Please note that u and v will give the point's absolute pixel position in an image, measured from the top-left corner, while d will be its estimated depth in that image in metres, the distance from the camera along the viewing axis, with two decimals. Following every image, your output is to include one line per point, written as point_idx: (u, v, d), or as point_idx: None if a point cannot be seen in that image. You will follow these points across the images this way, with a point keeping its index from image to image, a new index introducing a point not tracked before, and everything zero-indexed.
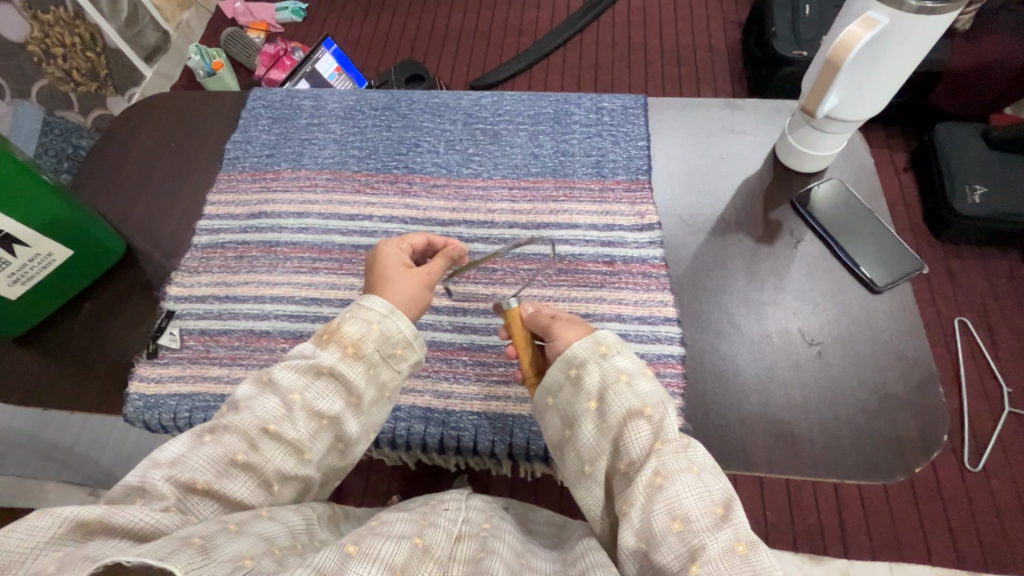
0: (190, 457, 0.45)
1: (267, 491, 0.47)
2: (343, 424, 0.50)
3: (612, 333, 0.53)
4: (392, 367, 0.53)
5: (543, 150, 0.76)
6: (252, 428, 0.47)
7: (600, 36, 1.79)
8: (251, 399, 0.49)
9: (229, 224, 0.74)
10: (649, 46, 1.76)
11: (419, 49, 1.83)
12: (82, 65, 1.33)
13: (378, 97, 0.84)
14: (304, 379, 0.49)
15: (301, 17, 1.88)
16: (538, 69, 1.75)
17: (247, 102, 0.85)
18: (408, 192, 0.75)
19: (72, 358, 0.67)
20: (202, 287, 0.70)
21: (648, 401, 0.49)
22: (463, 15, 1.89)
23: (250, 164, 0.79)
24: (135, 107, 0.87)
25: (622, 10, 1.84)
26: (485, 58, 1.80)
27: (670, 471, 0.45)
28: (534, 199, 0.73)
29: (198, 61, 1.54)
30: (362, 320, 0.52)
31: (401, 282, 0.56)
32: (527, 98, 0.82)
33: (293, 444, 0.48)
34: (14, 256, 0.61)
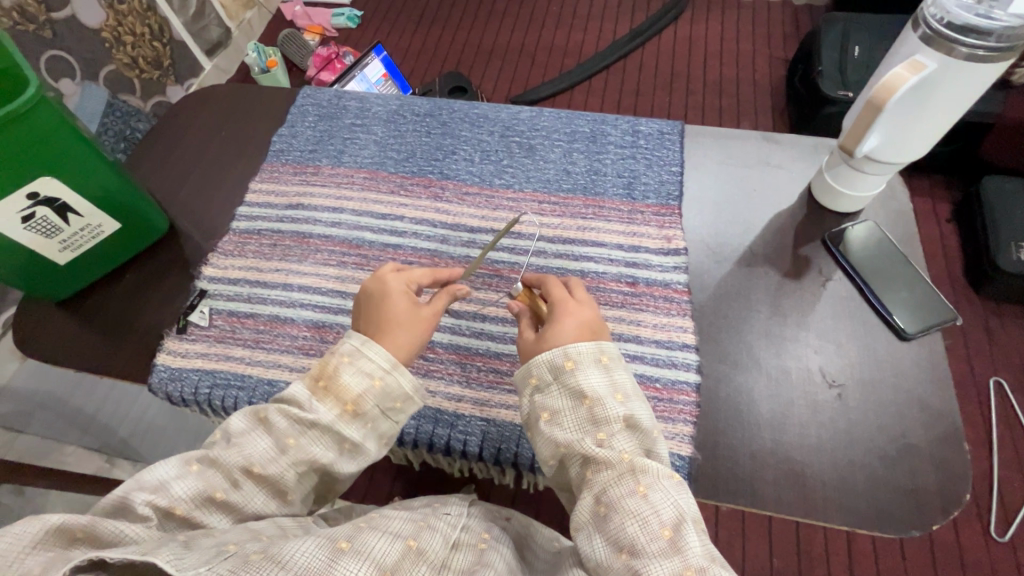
0: (174, 484, 0.46)
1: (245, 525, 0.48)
2: (333, 470, 0.51)
3: (546, 361, 0.54)
4: (391, 419, 0.53)
5: (576, 168, 0.77)
6: (236, 469, 0.48)
7: (643, 63, 1.82)
8: (244, 438, 0.49)
9: (267, 212, 0.77)
10: (691, 75, 1.78)
11: (465, 62, 1.89)
12: (150, 54, 1.42)
13: (421, 103, 0.87)
14: (296, 428, 0.49)
15: (355, 23, 1.95)
16: (579, 89, 1.79)
17: (297, 99, 0.89)
18: (439, 197, 0.76)
19: (106, 328, 0.70)
20: (235, 270, 0.72)
21: (561, 442, 0.51)
22: (511, 32, 1.95)
23: (292, 157, 0.82)
24: (192, 95, 0.92)
25: (667, 38, 1.87)
26: (528, 75, 1.84)
27: (612, 501, 0.47)
28: (563, 215, 0.73)
29: (254, 58, 1.66)
30: (363, 373, 0.52)
31: (407, 324, 0.57)
32: (565, 115, 0.83)
33: (276, 487, 0.49)
34: (67, 224, 0.65)
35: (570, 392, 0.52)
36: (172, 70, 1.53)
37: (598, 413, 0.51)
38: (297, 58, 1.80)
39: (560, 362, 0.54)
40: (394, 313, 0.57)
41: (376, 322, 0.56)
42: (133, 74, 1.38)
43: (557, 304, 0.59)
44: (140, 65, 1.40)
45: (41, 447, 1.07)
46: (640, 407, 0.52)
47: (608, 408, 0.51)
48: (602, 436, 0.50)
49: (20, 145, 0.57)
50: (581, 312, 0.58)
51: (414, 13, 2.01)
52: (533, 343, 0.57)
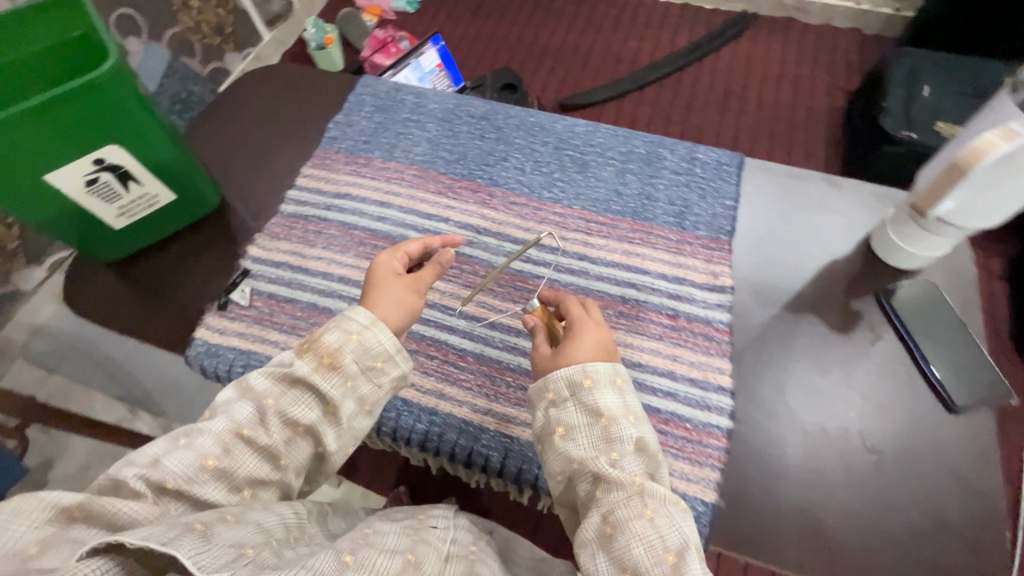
0: (166, 461, 0.47)
1: (240, 496, 0.49)
2: (318, 433, 0.52)
3: (564, 374, 0.54)
4: (372, 381, 0.54)
5: (627, 190, 0.76)
6: (226, 433, 0.49)
7: (699, 78, 1.79)
8: (227, 406, 0.51)
9: (315, 199, 0.77)
10: (745, 98, 1.74)
11: (517, 59, 1.88)
12: (212, 20, 1.44)
13: (477, 106, 0.86)
14: (278, 387, 0.52)
15: (413, 8, 1.98)
16: (629, 99, 1.78)
17: (355, 87, 0.89)
18: (487, 204, 0.76)
19: (149, 294, 0.73)
20: (278, 253, 0.73)
21: (574, 458, 0.51)
22: (567, 34, 1.93)
23: (345, 145, 0.83)
24: (253, 72, 0.93)
25: (726, 56, 1.83)
26: (579, 79, 1.83)
27: (620, 522, 0.47)
28: (610, 237, 0.72)
29: (314, 34, 1.73)
30: (343, 330, 0.54)
31: (391, 290, 0.59)
32: (621, 134, 0.82)
33: (268, 452, 0.50)
34: (126, 190, 0.66)
35: (587, 409, 0.52)
36: (233, 37, 1.55)
37: (612, 431, 0.51)
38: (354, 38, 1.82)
39: (579, 378, 0.53)
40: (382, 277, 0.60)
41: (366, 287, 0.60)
42: (195, 38, 1.40)
43: (575, 324, 0.59)
44: (202, 30, 1.42)
45: (68, 388, 1.15)
46: (647, 430, 0.53)
47: (622, 428, 0.51)
48: (614, 456, 0.50)
49: (94, 114, 0.58)
50: (597, 331, 0.58)
51: (472, 5, 2.01)
52: (548, 354, 0.57)
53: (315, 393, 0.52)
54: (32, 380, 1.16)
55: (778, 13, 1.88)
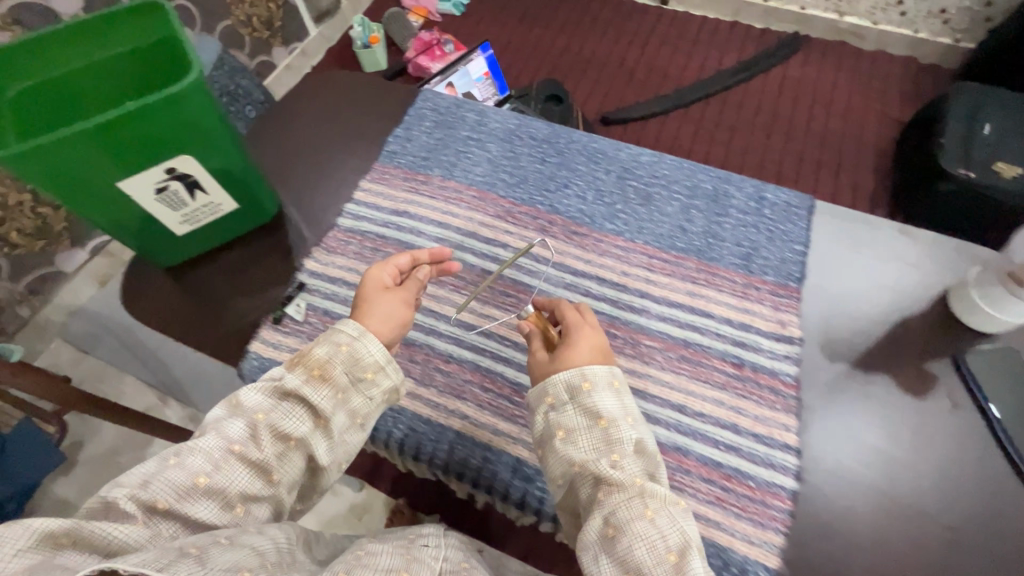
0: (154, 481, 0.46)
1: (233, 513, 0.49)
2: (311, 447, 0.53)
3: (564, 376, 0.55)
4: (362, 393, 0.55)
5: (692, 227, 0.74)
6: (217, 450, 0.49)
7: (745, 99, 1.75)
8: (219, 422, 0.51)
9: (373, 214, 0.77)
10: (792, 123, 1.70)
11: (561, 69, 1.87)
12: (263, 14, 1.54)
13: (539, 127, 0.84)
14: (270, 401, 0.52)
15: (460, 11, 1.98)
16: (673, 116, 1.75)
17: (416, 101, 0.89)
18: (547, 232, 0.74)
19: (206, 301, 0.72)
20: (335, 269, 0.72)
21: (580, 457, 0.52)
22: (613, 47, 1.90)
23: (405, 161, 0.82)
24: (313, 78, 0.92)
25: (775, 76, 1.78)
26: (623, 94, 1.81)
27: (621, 523, 0.48)
28: (673, 275, 0.70)
29: (360, 32, 1.76)
30: (331, 342, 0.55)
31: (380, 303, 0.59)
32: (687, 166, 0.80)
33: (260, 467, 0.50)
34: (192, 199, 0.66)
35: (586, 411, 0.54)
36: (281, 31, 1.65)
37: (612, 433, 0.52)
38: (399, 38, 1.83)
39: (578, 382, 0.55)
40: (370, 291, 0.61)
41: (356, 301, 0.61)
42: (245, 31, 1.52)
43: (570, 328, 0.60)
44: (252, 23, 1.53)
45: (100, 369, 1.27)
46: (646, 431, 0.54)
47: (622, 430, 0.53)
48: (615, 458, 0.51)
49: (174, 129, 0.58)
50: (593, 336, 0.59)
51: (520, 10, 1.99)
52: (544, 360, 0.59)
53: (307, 404, 0.53)
54: (69, 359, 1.28)
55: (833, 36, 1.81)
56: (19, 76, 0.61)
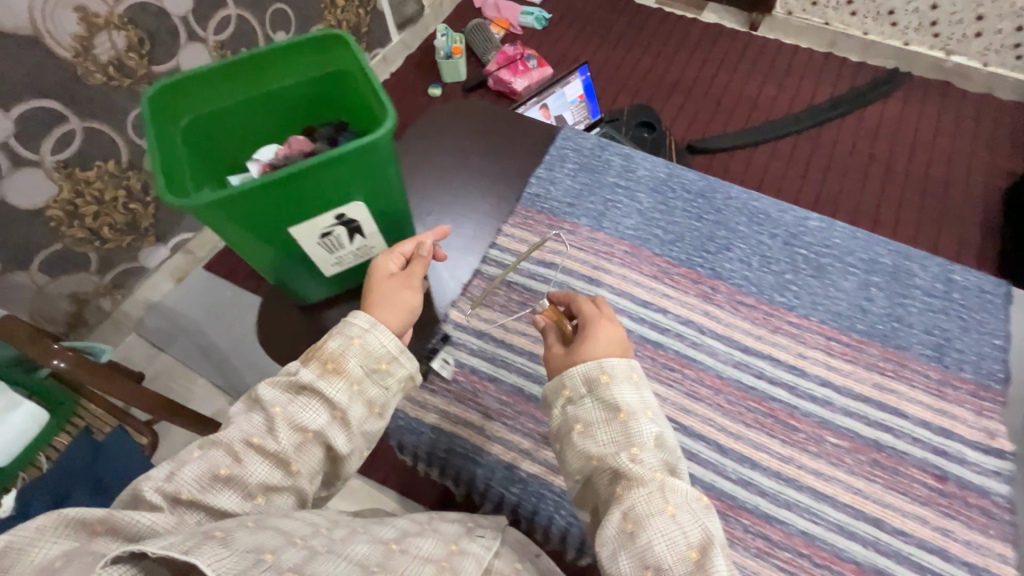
0: (180, 473, 0.47)
1: (254, 501, 0.49)
2: (328, 438, 0.51)
3: (580, 372, 0.53)
4: (377, 384, 0.53)
5: (873, 307, 0.67)
6: (236, 443, 0.49)
7: (839, 136, 1.48)
8: (240, 417, 0.51)
9: (519, 264, 0.72)
10: (891, 165, 1.42)
11: (639, 91, 1.64)
12: (354, 19, 1.49)
13: (693, 179, 0.79)
14: (287, 395, 0.51)
15: (542, 26, 1.79)
16: (761, 151, 1.50)
17: (556, 139, 0.84)
18: (709, 299, 0.68)
19: None
20: (481, 322, 0.68)
21: (600, 453, 0.50)
22: (700, 71, 1.65)
23: (549, 207, 0.77)
24: (445, 106, 0.88)
25: (875, 111, 1.51)
26: (709, 122, 1.56)
27: (640, 518, 0.46)
28: (856, 362, 0.63)
29: (442, 41, 1.64)
30: (344, 335, 0.53)
31: (393, 295, 0.57)
32: (860, 236, 0.73)
33: (277, 458, 0.49)
34: (350, 242, 0.62)
35: (605, 405, 0.51)
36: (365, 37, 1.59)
37: (632, 429, 0.50)
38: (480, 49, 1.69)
39: (595, 374, 0.52)
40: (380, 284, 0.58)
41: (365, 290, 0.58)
42: None
43: (586, 322, 0.57)
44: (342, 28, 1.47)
45: (174, 367, 1.17)
46: (666, 425, 0.52)
47: (641, 425, 0.50)
48: (635, 452, 0.49)
49: (348, 175, 0.54)
50: (610, 328, 0.56)
51: (594, 31, 1.77)
52: (560, 353, 0.56)
53: (322, 401, 0.51)
54: (144, 356, 1.18)
55: (938, 75, 1.53)
56: (183, 110, 0.57)
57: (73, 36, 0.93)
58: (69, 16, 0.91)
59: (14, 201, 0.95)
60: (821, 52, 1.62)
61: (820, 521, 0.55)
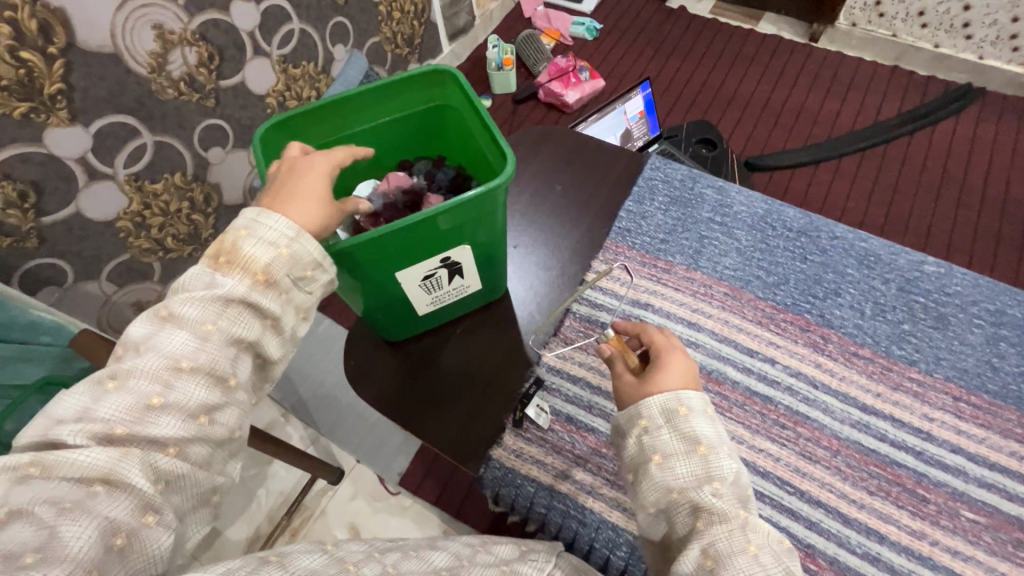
0: (99, 408, 0.38)
1: (197, 423, 0.40)
2: (262, 347, 0.44)
3: (658, 402, 0.47)
4: (307, 291, 0.45)
5: (1004, 365, 0.62)
6: (159, 369, 0.39)
7: (911, 153, 1.31)
8: (151, 339, 0.40)
9: (611, 303, 0.69)
10: (967, 186, 1.25)
11: (686, 103, 1.47)
12: (407, 31, 1.35)
13: (793, 216, 0.74)
14: (208, 311, 0.41)
15: (592, 37, 1.62)
16: (824, 168, 1.33)
17: (644, 168, 0.80)
18: (821, 349, 0.64)
19: (423, 375, 0.66)
20: (577, 365, 0.65)
21: (677, 486, 0.44)
22: (756, 82, 1.48)
23: (640, 242, 0.73)
24: (526, 132, 0.84)
25: (951, 125, 1.34)
26: (769, 135, 1.40)
27: (722, 555, 0.40)
28: (989, 427, 0.58)
29: (494, 52, 1.52)
30: (264, 240, 0.43)
31: (310, 187, 0.46)
32: (983, 283, 0.67)
33: (211, 374, 0.41)
34: (448, 282, 0.61)
35: (683, 437, 0.45)
36: (418, 50, 1.44)
37: (713, 463, 0.44)
38: (531, 61, 1.54)
39: (673, 406, 0.46)
40: (298, 178, 0.46)
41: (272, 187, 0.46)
42: (390, 49, 1.33)
43: (659, 352, 0.51)
44: (397, 41, 1.34)
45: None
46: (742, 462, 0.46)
47: (723, 461, 0.44)
48: (715, 486, 0.43)
49: (459, 220, 0.53)
50: (684, 357, 0.50)
51: (638, 42, 1.60)
52: (633, 382, 0.49)
53: (250, 311, 0.43)
54: None
55: (1017, 91, 1.36)
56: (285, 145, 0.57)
57: (149, 53, 0.84)
58: (147, 32, 0.83)
59: (91, 214, 0.87)
60: (886, 65, 1.46)
61: None
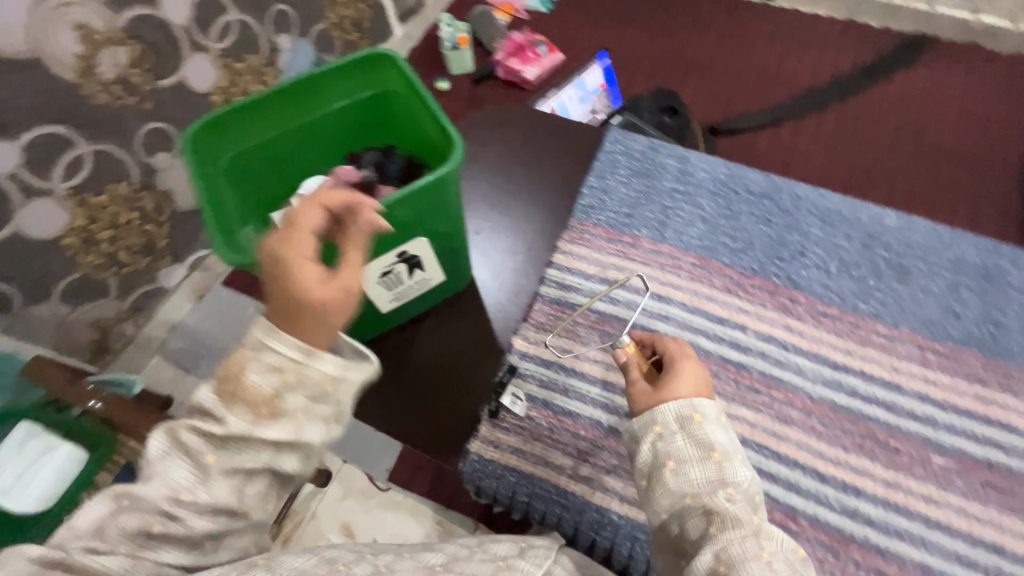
0: (109, 526, 0.36)
1: (201, 550, 0.38)
2: (277, 467, 0.40)
3: (674, 408, 0.46)
4: (326, 406, 0.40)
5: (967, 311, 0.63)
6: (159, 500, 0.37)
7: (869, 107, 1.32)
8: (158, 463, 0.38)
9: (580, 284, 0.67)
10: (924, 136, 1.27)
11: (647, 72, 1.45)
12: None
13: (756, 179, 0.74)
14: (208, 444, 0.38)
15: (548, 7, 1.57)
16: (786, 128, 1.33)
17: (605, 141, 0.78)
18: (790, 311, 0.64)
19: (394, 375, 0.65)
20: (549, 350, 0.64)
21: (691, 491, 0.43)
22: (715, 45, 1.46)
23: (605, 219, 0.72)
24: (482, 117, 0.82)
25: (906, 76, 1.35)
26: (731, 98, 1.39)
27: (735, 560, 0.38)
28: (956, 374, 0.59)
29: (447, 33, 1.47)
30: (268, 368, 0.38)
31: (311, 302, 0.40)
32: (943, 232, 0.68)
33: (216, 506, 0.38)
34: (409, 277, 0.59)
35: (699, 443, 0.44)
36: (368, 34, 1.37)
37: (728, 470, 0.43)
38: (487, 37, 1.49)
39: (688, 412, 0.46)
40: (293, 295, 0.40)
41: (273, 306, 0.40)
42: None
43: (674, 360, 0.50)
44: None
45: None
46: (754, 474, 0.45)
47: (738, 470, 0.44)
48: (729, 491, 0.43)
49: (410, 213, 0.51)
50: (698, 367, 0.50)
51: (594, 10, 1.56)
52: (647, 389, 0.49)
53: (257, 440, 0.38)
54: None
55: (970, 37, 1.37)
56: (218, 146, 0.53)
57: None
58: None
59: None
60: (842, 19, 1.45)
61: (936, 552, 0.52)
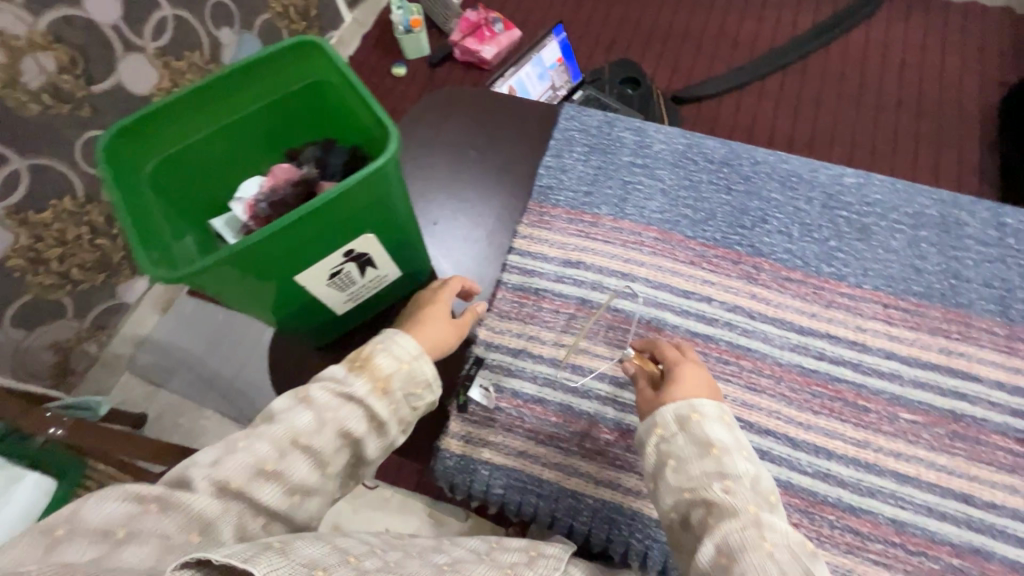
0: (225, 462, 0.40)
1: (291, 500, 0.41)
2: (364, 446, 0.45)
3: (671, 408, 0.47)
4: (411, 406, 0.47)
5: (927, 265, 0.63)
6: (285, 438, 0.42)
7: (828, 66, 1.31)
8: (287, 410, 0.43)
9: (543, 267, 0.66)
10: (882, 91, 1.27)
11: (607, 45, 1.42)
12: None
13: (714, 147, 0.72)
14: (337, 400, 0.44)
15: None
16: (748, 92, 1.32)
17: (560, 119, 0.75)
18: (755, 279, 0.63)
19: None
20: (516, 338, 0.62)
21: (691, 486, 0.44)
22: (672, 12, 1.43)
23: (565, 199, 0.70)
24: (430, 98, 0.78)
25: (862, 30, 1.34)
26: (692, 66, 1.37)
27: (735, 551, 0.39)
28: (920, 328, 0.60)
29: (399, 15, 1.40)
30: (393, 353, 0.46)
31: (433, 326, 0.52)
32: (901, 188, 0.68)
33: (321, 457, 0.42)
34: (361, 276, 0.57)
35: (698, 442, 0.45)
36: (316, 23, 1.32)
37: (728, 465, 0.44)
38: (440, 19, 1.44)
39: (685, 413, 0.47)
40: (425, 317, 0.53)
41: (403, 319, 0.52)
42: None
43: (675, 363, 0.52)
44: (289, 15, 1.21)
45: (179, 404, 1.00)
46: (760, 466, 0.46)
47: (738, 463, 0.44)
48: (727, 483, 0.43)
49: (352, 210, 0.48)
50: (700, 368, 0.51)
51: None
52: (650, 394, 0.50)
53: (368, 411, 0.44)
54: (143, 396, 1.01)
55: None
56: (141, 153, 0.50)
57: None
58: None
59: None
60: None
61: (908, 505, 0.53)
